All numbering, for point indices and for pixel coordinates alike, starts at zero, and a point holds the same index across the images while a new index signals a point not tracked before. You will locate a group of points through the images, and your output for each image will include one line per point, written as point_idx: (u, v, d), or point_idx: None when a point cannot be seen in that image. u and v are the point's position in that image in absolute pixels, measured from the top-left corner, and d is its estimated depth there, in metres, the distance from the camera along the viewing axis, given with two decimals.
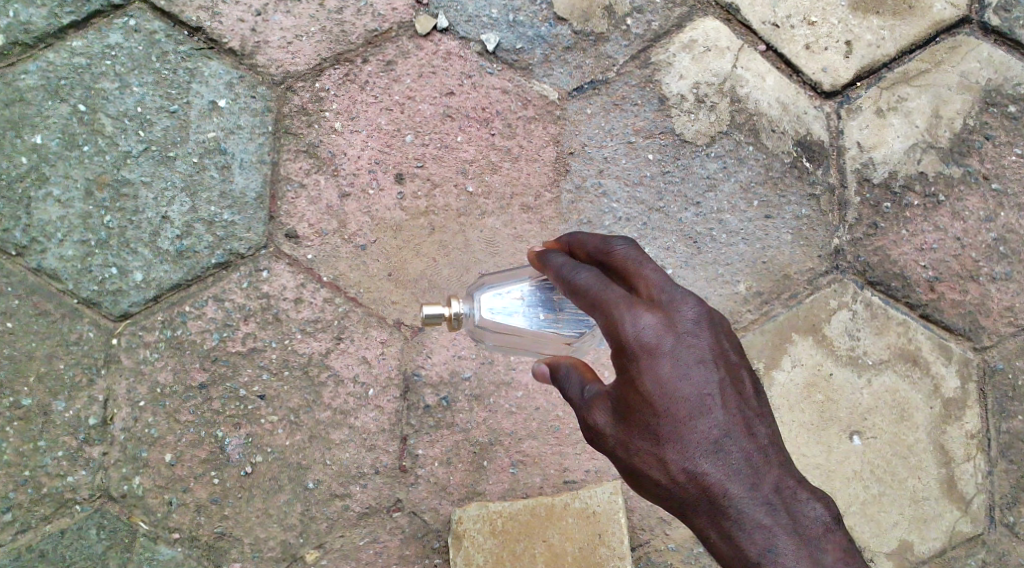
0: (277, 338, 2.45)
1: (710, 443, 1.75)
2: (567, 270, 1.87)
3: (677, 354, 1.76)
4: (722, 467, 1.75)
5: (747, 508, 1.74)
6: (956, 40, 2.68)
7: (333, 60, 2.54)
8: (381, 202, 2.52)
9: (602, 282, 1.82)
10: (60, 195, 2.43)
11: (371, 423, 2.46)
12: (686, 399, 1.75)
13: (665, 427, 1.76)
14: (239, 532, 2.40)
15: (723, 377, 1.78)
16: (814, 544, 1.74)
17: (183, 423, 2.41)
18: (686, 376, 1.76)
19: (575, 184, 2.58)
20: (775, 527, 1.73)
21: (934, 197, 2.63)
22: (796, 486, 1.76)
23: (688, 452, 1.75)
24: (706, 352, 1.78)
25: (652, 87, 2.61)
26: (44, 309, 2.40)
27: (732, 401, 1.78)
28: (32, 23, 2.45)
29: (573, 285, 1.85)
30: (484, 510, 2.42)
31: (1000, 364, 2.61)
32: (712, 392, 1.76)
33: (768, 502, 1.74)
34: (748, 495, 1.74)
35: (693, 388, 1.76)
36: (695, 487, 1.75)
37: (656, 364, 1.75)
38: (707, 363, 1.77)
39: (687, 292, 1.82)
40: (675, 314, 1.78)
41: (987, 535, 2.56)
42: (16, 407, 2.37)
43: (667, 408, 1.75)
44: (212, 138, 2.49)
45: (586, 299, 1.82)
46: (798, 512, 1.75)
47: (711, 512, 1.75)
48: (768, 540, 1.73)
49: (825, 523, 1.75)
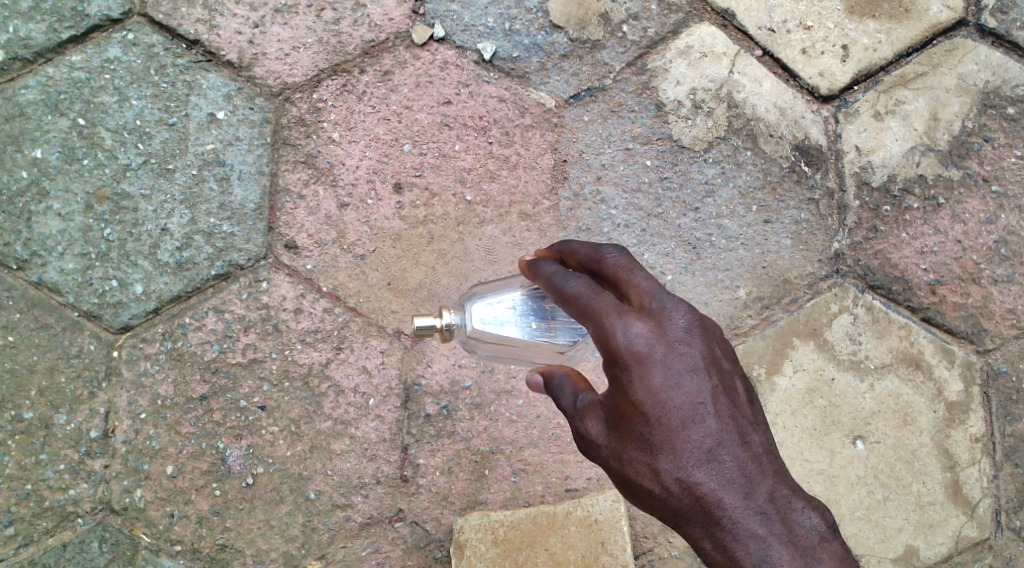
0: (277, 348, 2.45)
1: (703, 453, 1.74)
2: (558, 279, 1.87)
3: (668, 363, 1.75)
4: (716, 476, 1.74)
5: (741, 518, 1.73)
6: (953, 42, 2.68)
7: (330, 71, 2.55)
8: (380, 211, 2.52)
9: (593, 290, 1.81)
10: (61, 209, 2.44)
11: (372, 433, 2.45)
12: (679, 408, 1.75)
13: (657, 437, 1.75)
14: (241, 544, 2.40)
15: (715, 386, 1.77)
16: (810, 555, 1.72)
17: (184, 435, 2.41)
18: (678, 385, 1.75)
19: (573, 191, 2.58)
20: (770, 537, 1.72)
21: (933, 200, 2.63)
22: (791, 495, 1.76)
23: (681, 462, 1.74)
24: (698, 360, 1.77)
25: (649, 94, 2.61)
26: (45, 323, 2.41)
27: (725, 410, 1.77)
28: (32, 38, 2.46)
29: (564, 293, 1.84)
30: (486, 520, 2.41)
31: (1003, 366, 2.60)
32: (704, 401, 1.76)
33: (763, 511, 1.73)
34: (742, 504, 1.73)
35: (685, 397, 1.75)
36: (689, 497, 1.75)
37: (647, 372, 1.75)
38: (699, 371, 1.77)
39: (678, 300, 1.81)
40: (666, 322, 1.78)
41: (993, 540, 2.54)
42: (18, 420, 2.37)
43: (660, 417, 1.74)
44: (211, 149, 2.50)
45: (577, 307, 1.81)
46: (793, 522, 1.74)
47: (706, 522, 1.74)
48: (762, 550, 1.72)
49: (821, 532, 1.74)
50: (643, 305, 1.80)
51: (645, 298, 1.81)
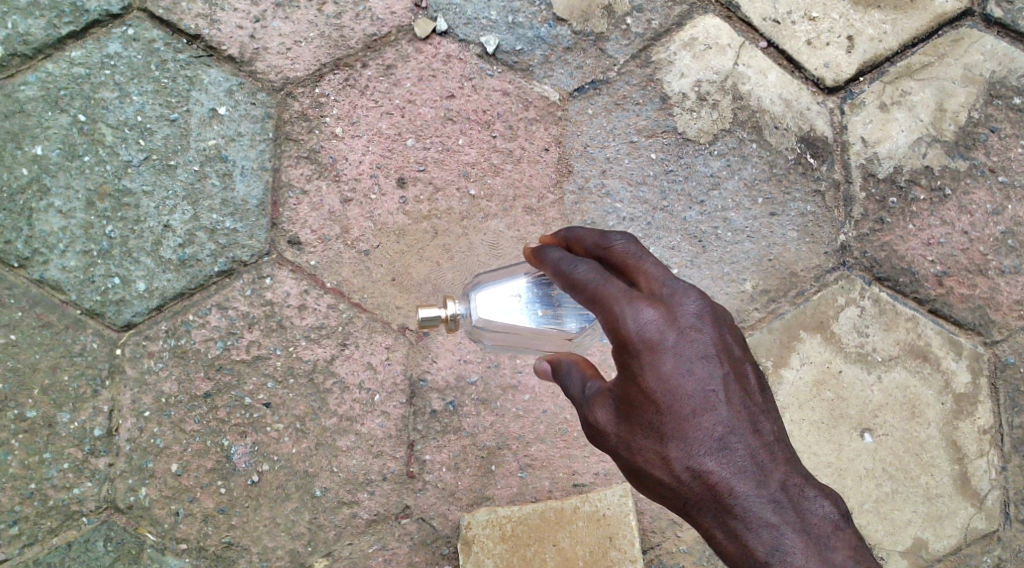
0: (282, 345, 2.43)
1: (714, 441, 1.73)
2: (565, 264, 1.86)
3: (679, 349, 1.74)
4: (728, 465, 1.73)
5: (754, 506, 1.71)
6: (959, 33, 2.67)
7: (333, 65, 2.53)
8: (383, 206, 2.51)
9: (601, 276, 1.80)
10: (62, 206, 2.42)
11: (378, 429, 2.44)
12: (690, 395, 1.74)
13: (668, 424, 1.74)
14: (247, 541, 2.38)
15: (727, 372, 1.76)
16: (823, 543, 1.71)
17: (189, 433, 2.40)
18: (689, 372, 1.74)
19: (578, 185, 2.56)
20: (782, 525, 1.71)
21: (940, 191, 2.61)
22: (803, 483, 1.74)
23: (692, 450, 1.73)
24: (709, 347, 1.76)
25: (653, 86, 2.60)
26: (47, 320, 2.39)
27: (736, 397, 1.76)
28: (31, 34, 2.44)
29: (572, 279, 1.83)
30: (493, 515, 2.39)
31: (1011, 358, 2.59)
32: (715, 388, 1.74)
33: (775, 500, 1.72)
34: (754, 493, 1.72)
35: (696, 384, 1.74)
36: (700, 486, 1.73)
37: (658, 359, 1.74)
38: (711, 358, 1.75)
39: (688, 286, 1.80)
40: (677, 307, 1.77)
41: (1002, 531, 2.53)
42: (21, 419, 2.36)
43: (671, 404, 1.73)
44: (213, 145, 2.48)
45: (586, 294, 1.80)
46: (806, 509, 1.73)
47: (717, 511, 1.73)
48: (775, 539, 1.71)
49: (834, 520, 1.73)
50: (653, 291, 1.79)
51: (655, 284, 1.80)
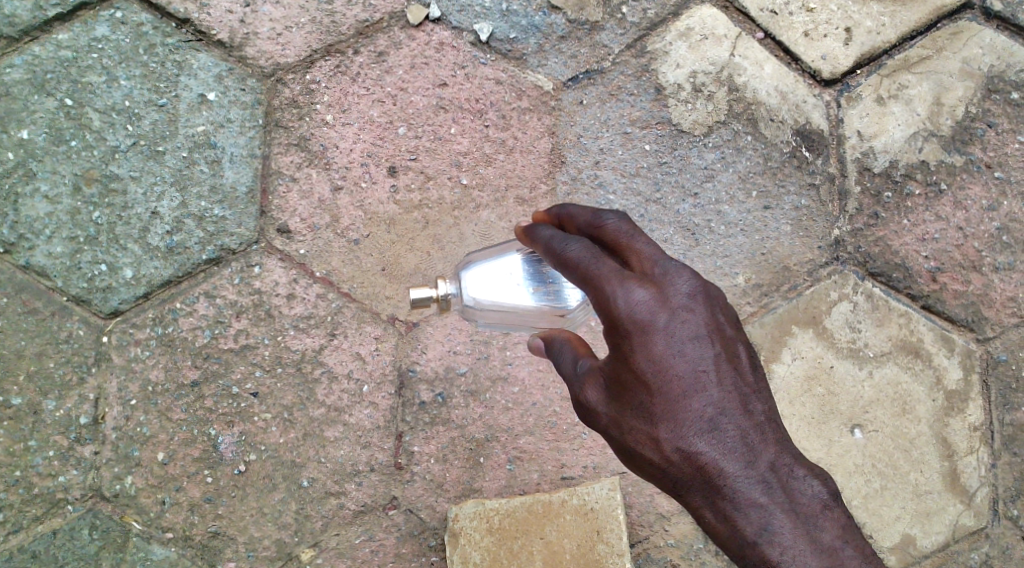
0: (269, 335, 2.41)
1: (705, 422, 1.71)
2: (556, 242, 1.83)
3: (671, 330, 1.72)
4: (718, 446, 1.71)
5: (743, 486, 1.70)
6: (958, 26, 2.65)
7: (324, 52, 2.50)
8: (374, 195, 2.48)
9: (593, 255, 1.78)
10: (48, 191, 2.39)
11: (366, 420, 2.42)
12: (681, 376, 1.72)
13: (659, 405, 1.72)
14: (233, 532, 2.37)
15: (719, 353, 1.74)
16: (812, 524, 1.70)
17: (176, 422, 2.38)
18: (680, 352, 1.72)
19: (571, 175, 2.54)
20: (771, 505, 1.69)
21: (935, 187, 2.60)
22: (792, 463, 1.73)
23: (682, 430, 1.71)
24: (701, 327, 1.74)
25: (648, 76, 2.57)
26: (32, 307, 2.36)
27: (727, 378, 1.73)
28: (17, 16, 2.42)
29: (564, 258, 1.81)
30: (480, 508, 2.38)
31: (1003, 355, 2.58)
32: (707, 369, 1.72)
33: (764, 480, 1.70)
34: (744, 474, 1.70)
35: (687, 365, 1.72)
36: (689, 467, 1.72)
37: (649, 340, 1.72)
38: (702, 338, 1.73)
39: (681, 265, 1.77)
40: (668, 287, 1.74)
41: (990, 528, 2.52)
42: (6, 406, 2.33)
43: (661, 385, 1.72)
44: (202, 131, 2.45)
45: (577, 273, 1.78)
46: (795, 490, 1.71)
47: (706, 491, 1.72)
48: (763, 519, 1.69)
49: (823, 501, 1.72)
50: (645, 270, 1.77)
51: (647, 263, 1.77)
